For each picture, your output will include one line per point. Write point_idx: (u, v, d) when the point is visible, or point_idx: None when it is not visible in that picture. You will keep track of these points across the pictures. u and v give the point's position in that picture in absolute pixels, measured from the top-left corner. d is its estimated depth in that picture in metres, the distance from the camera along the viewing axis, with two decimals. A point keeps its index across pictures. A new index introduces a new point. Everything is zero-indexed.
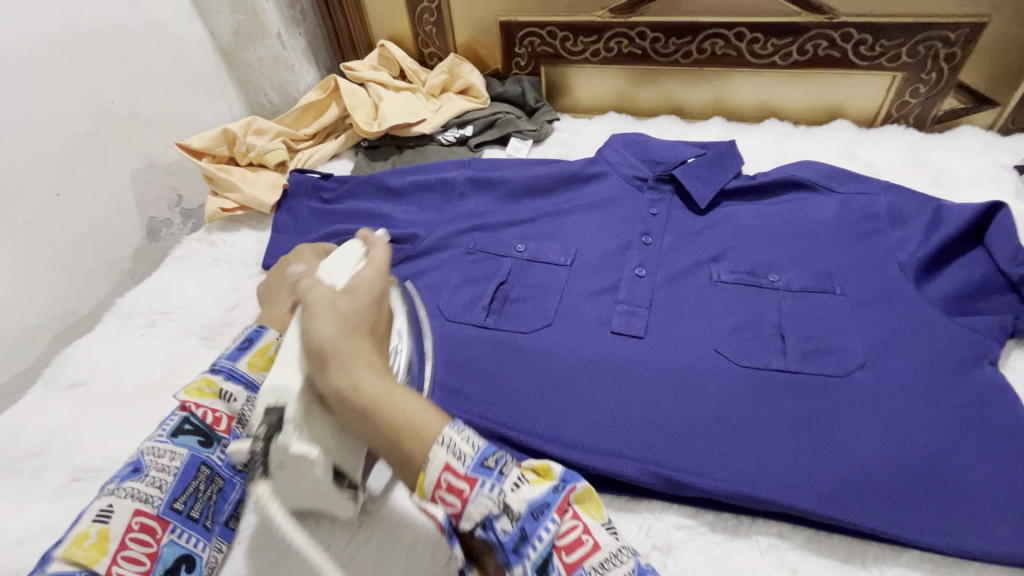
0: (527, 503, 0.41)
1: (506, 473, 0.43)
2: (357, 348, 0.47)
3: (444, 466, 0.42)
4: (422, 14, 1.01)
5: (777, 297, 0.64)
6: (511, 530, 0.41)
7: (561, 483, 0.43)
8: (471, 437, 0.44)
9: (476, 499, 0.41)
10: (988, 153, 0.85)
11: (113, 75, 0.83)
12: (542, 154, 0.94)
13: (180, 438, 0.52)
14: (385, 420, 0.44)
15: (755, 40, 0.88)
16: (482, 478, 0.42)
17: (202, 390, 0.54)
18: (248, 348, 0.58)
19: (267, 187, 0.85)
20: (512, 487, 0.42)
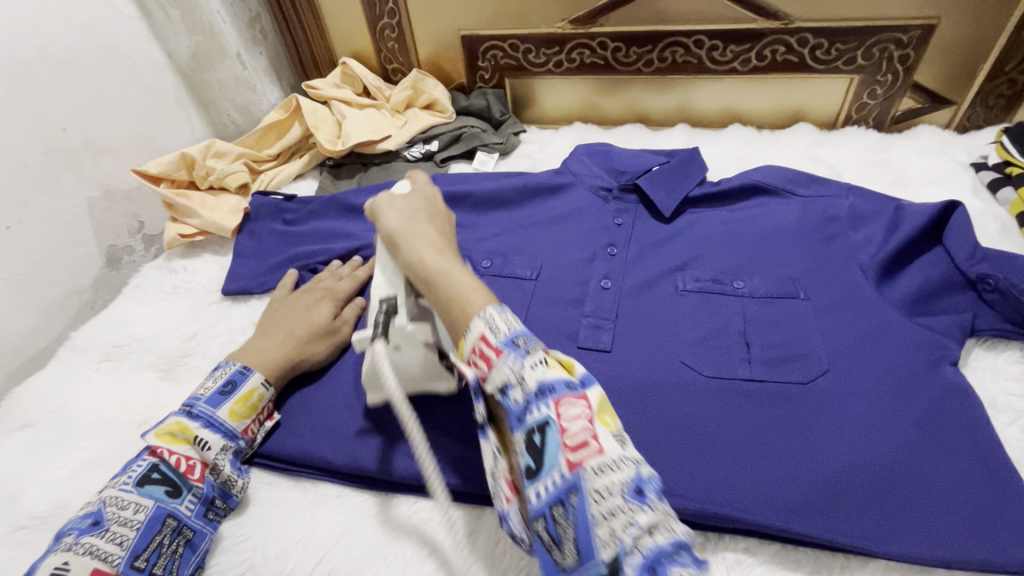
0: (539, 380, 0.40)
1: (532, 352, 0.42)
2: (423, 230, 0.52)
3: (480, 336, 0.43)
4: (384, 30, 1.00)
5: (741, 304, 0.64)
6: (521, 401, 0.40)
7: (577, 384, 0.42)
8: (510, 318, 0.44)
9: (499, 367, 0.41)
10: (946, 152, 0.86)
11: (64, 102, 0.81)
12: (508, 167, 0.93)
13: (147, 487, 0.49)
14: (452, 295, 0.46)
15: (714, 47, 0.89)
16: (507, 351, 0.42)
17: (175, 435, 0.53)
18: (231, 393, 0.56)
19: (228, 211, 0.83)
20: (532, 366, 0.41)
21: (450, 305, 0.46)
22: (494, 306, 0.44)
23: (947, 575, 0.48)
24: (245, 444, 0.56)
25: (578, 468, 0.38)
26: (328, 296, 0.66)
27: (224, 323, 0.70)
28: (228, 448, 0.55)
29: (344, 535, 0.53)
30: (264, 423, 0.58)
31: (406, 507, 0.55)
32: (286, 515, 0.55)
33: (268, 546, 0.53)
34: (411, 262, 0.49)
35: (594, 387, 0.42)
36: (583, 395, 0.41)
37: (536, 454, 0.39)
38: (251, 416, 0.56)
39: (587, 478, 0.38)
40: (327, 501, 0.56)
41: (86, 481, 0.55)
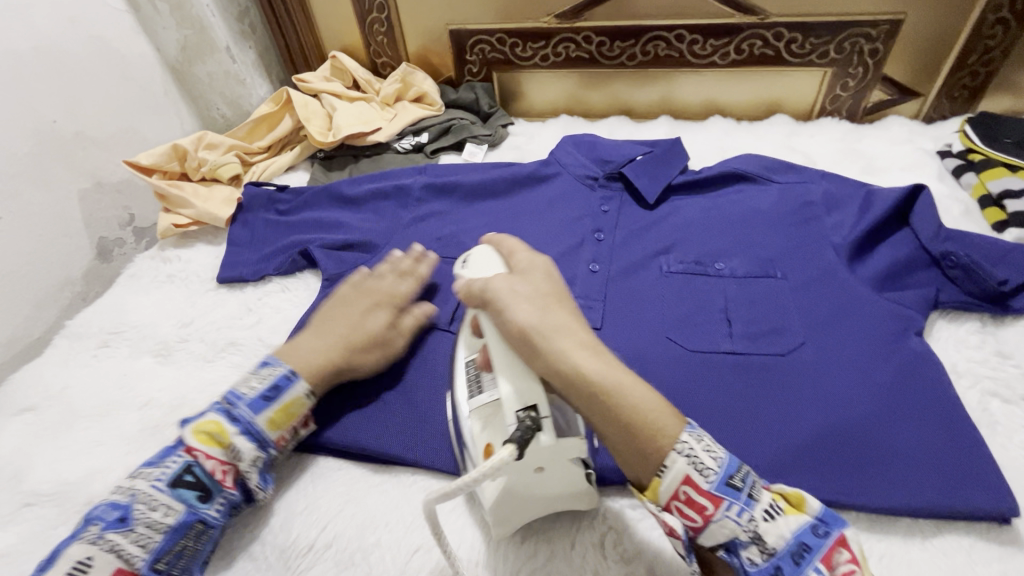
0: (784, 540, 0.41)
1: (755, 497, 0.43)
2: (561, 326, 0.47)
3: (684, 478, 0.42)
4: (373, 24, 1.02)
5: (722, 283, 0.67)
6: (763, 562, 0.41)
7: (822, 525, 0.42)
8: (710, 448, 0.43)
9: (720, 520, 0.42)
10: (914, 141, 0.90)
11: (54, 94, 0.82)
12: (497, 158, 0.95)
13: (179, 490, 0.48)
14: (624, 410, 0.44)
15: (695, 41, 0.92)
16: (727, 500, 0.42)
17: (212, 437, 0.50)
18: (274, 399, 0.53)
19: (221, 201, 0.84)
20: (761, 516, 0.42)
21: (629, 418, 0.44)
22: (690, 426, 0.44)
23: (914, 525, 0.51)
24: (275, 452, 0.54)
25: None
26: (386, 303, 0.63)
27: (220, 310, 0.72)
28: (258, 459, 0.52)
29: (346, 505, 0.54)
30: (298, 431, 0.55)
31: (405, 478, 0.56)
32: (288, 489, 0.56)
33: (272, 517, 0.54)
34: (556, 368, 0.45)
35: (847, 527, 0.42)
36: (839, 537, 0.42)
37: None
38: (287, 426, 0.54)
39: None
40: (327, 475, 0.57)
41: (88, 462, 0.56)
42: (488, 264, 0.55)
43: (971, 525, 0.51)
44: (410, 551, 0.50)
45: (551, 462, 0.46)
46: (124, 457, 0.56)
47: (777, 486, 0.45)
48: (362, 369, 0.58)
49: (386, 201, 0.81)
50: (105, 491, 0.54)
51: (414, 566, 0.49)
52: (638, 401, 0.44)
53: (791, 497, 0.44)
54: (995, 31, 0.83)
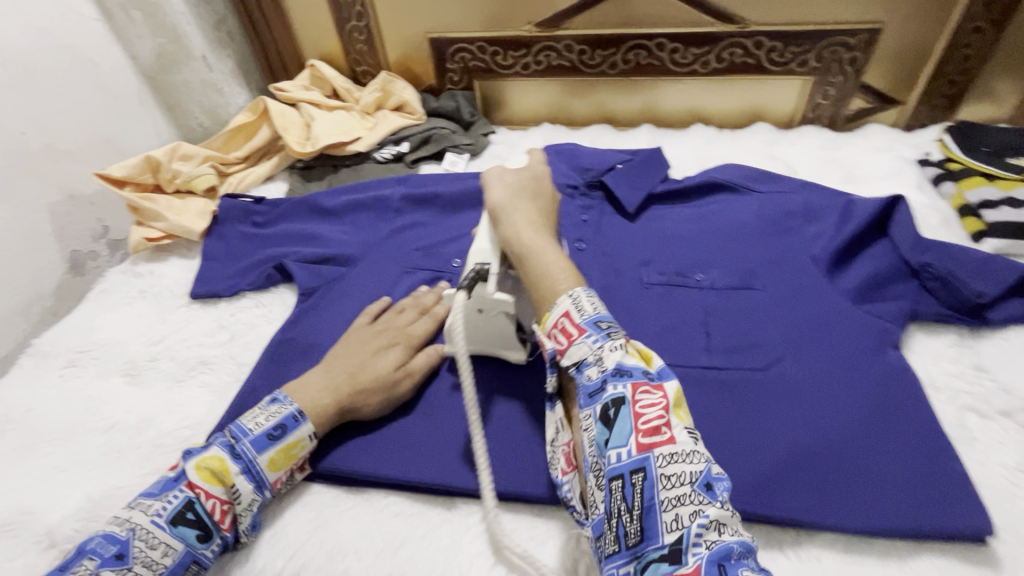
0: (618, 363, 0.45)
1: (613, 336, 0.47)
2: (522, 208, 0.59)
3: (564, 312, 0.49)
4: (352, 33, 1.01)
5: (702, 296, 0.67)
6: (596, 377, 0.45)
7: (654, 375, 0.45)
8: (596, 302, 0.50)
9: (580, 344, 0.47)
10: (894, 149, 0.90)
11: (22, 105, 0.80)
12: (478, 167, 0.94)
13: (180, 528, 0.47)
14: (537, 265, 0.54)
15: (675, 50, 0.92)
16: (591, 331, 0.47)
17: (214, 474, 0.49)
18: (278, 439, 0.52)
19: (196, 214, 0.82)
20: (609, 345, 0.46)
21: (533, 276, 0.54)
22: (584, 285, 0.51)
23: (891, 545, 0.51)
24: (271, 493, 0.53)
25: (646, 452, 0.41)
26: (402, 342, 0.61)
27: (193, 326, 0.70)
28: (256, 501, 0.51)
29: (315, 532, 0.53)
30: (296, 473, 0.54)
31: (377, 502, 0.55)
32: None
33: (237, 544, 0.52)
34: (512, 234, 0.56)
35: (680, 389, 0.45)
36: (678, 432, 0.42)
37: (607, 422, 0.43)
38: (287, 468, 0.53)
39: (655, 460, 0.41)
40: (296, 500, 0.55)
41: (50, 488, 0.54)
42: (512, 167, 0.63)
43: (947, 544, 0.50)
44: None
45: (488, 306, 0.56)
46: (89, 482, 0.54)
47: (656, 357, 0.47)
48: (351, 402, 0.56)
49: (364, 213, 0.80)
50: (66, 519, 0.52)
51: None
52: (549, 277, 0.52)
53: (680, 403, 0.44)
54: (972, 40, 0.84)
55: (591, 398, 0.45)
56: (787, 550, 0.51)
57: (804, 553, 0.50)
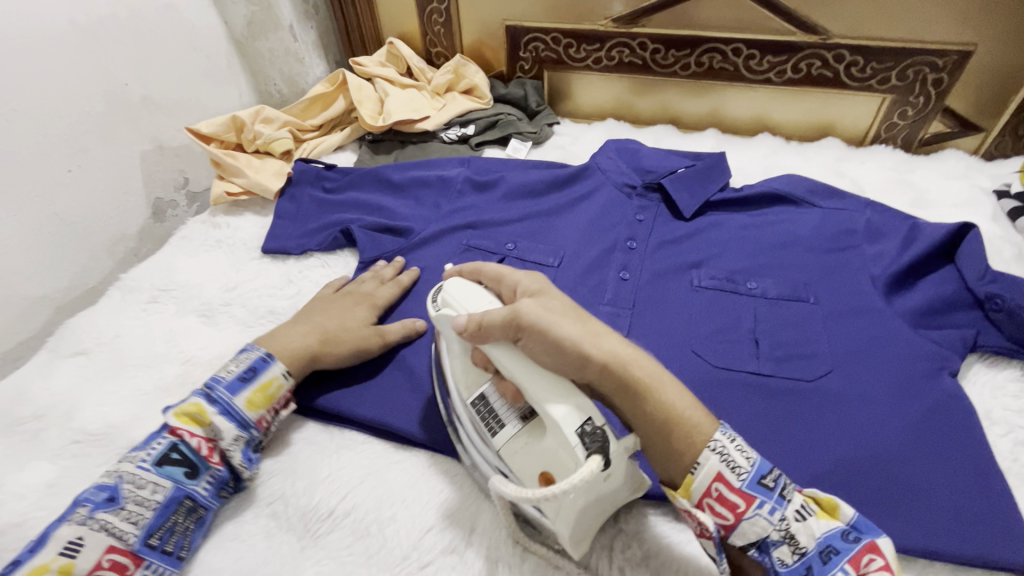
0: (819, 541, 0.41)
1: (789, 498, 0.42)
2: (571, 316, 0.48)
3: (716, 476, 0.43)
4: (431, 14, 1.04)
5: (753, 303, 0.67)
6: (793, 561, 0.41)
7: (852, 529, 0.41)
8: (744, 447, 0.43)
9: (754, 518, 0.42)
10: (970, 177, 0.87)
11: (128, 58, 0.86)
12: (540, 156, 0.96)
13: (166, 468, 0.50)
14: (663, 405, 0.44)
15: (751, 56, 0.91)
16: (760, 498, 0.42)
17: (193, 417, 0.53)
18: (250, 381, 0.55)
19: (272, 174, 0.87)
20: (787, 517, 0.42)
21: (659, 411, 0.44)
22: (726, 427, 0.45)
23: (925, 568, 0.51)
24: (258, 434, 0.56)
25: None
26: (367, 302, 0.67)
27: (263, 278, 0.75)
28: (241, 438, 0.54)
29: (367, 478, 0.56)
30: (279, 412, 0.58)
31: (424, 458, 0.58)
32: (312, 455, 0.59)
33: (295, 479, 0.56)
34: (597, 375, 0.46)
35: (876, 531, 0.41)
36: (864, 545, 0.40)
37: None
38: (268, 407, 0.56)
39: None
40: (351, 447, 0.59)
41: (133, 407, 0.60)
42: (466, 293, 0.52)
43: None
44: (424, 529, 0.52)
45: (610, 468, 0.44)
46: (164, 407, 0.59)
47: (813, 490, 0.44)
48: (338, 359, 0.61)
49: (427, 188, 0.83)
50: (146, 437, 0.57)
51: (425, 544, 0.51)
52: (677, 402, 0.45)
53: (826, 504, 0.42)
54: None
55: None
56: None
57: None
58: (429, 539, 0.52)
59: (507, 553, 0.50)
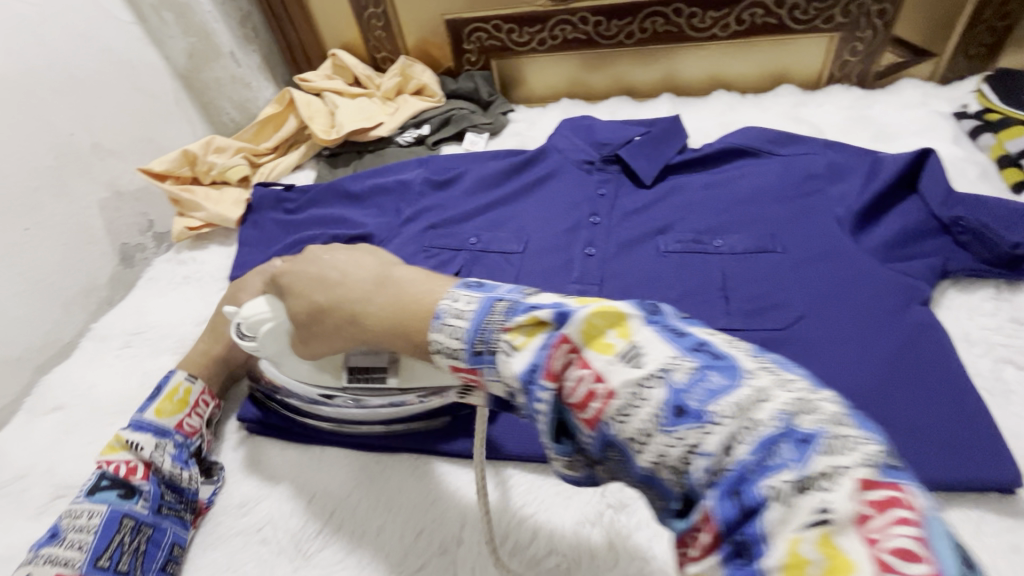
0: (519, 371, 0.33)
1: (495, 346, 0.35)
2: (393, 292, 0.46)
3: (452, 367, 0.38)
4: (370, 20, 1.03)
5: (720, 261, 0.67)
6: (526, 404, 0.34)
7: (553, 331, 0.33)
8: (466, 316, 0.37)
9: (489, 382, 0.37)
10: (929, 103, 0.86)
11: (71, 108, 0.86)
12: (498, 145, 0.95)
13: (99, 495, 0.52)
14: (376, 321, 0.42)
15: (693, 15, 0.90)
16: (481, 366, 0.36)
17: (114, 446, 0.56)
18: (156, 396, 0.59)
19: (232, 203, 0.87)
20: (506, 364, 0.35)
21: (372, 284, 0.44)
22: (452, 289, 0.40)
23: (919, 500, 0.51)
24: (184, 438, 0.59)
25: (602, 423, 0.31)
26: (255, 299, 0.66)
27: None
28: (165, 444, 0.57)
29: (354, 490, 0.57)
30: (200, 416, 0.61)
31: (408, 462, 0.58)
32: (296, 474, 0.59)
33: (284, 503, 0.57)
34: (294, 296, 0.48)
35: (575, 319, 0.33)
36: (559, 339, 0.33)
37: (565, 430, 0.34)
38: (183, 411, 0.59)
39: (612, 429, 0.31)
40: (334, 464, 0.59)
41: None
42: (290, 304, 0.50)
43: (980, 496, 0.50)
44: (415, 533, 0.53)
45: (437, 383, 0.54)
46: None
47: (519, 317, 0.35)
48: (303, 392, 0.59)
49: (389, 195, 0.84)
50: None
51: (418, 547, 0.52)
52: (400, 277, 0.43)
53: (598, 332, 0.33)
54: None
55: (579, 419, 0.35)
56: None
57: None
58: (420, 544, 0.52)
59: (495, 550, 0.51)
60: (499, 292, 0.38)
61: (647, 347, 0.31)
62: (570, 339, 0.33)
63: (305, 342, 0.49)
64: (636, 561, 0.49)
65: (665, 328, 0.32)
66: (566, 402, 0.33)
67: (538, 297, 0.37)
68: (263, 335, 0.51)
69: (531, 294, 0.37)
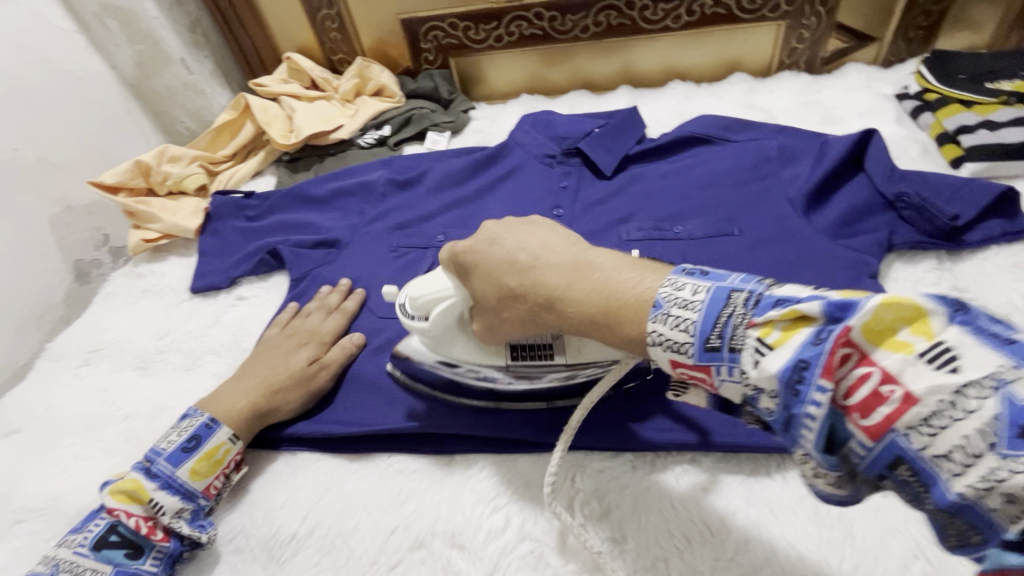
0: (778, 372, 0.30)
1: (741, 345, 0.32)
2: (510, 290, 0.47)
3: (672, 363, 0.35)
4: (324, 22, 1.01)
5: (681, 247, 0.69)
6: (777, 409, 0.31)
7: (828, 325, 0.29)
8: (688, 306, 0.34)
9: (722, 385, 0.34)
10: (873, 86, 0.90)
11: (12, 122, 0.82)
12: (460, 143, 0.95)
13: (105, 551, 0.49)
14: (575, 307, 0.40)
15: (645, 7, 0.92)
16: (716, 364, 0.33)
17: (132, 495, 0.52)
18: (194, 450, 0.54)
19: (189, 212, 0.85)
20: (754, 364, 0.31)
21: (567, 271, 0.41)
22: (670, 276, 0.37)
23: None
24: (206, 502, 0.54)
25: (884, 433, 0.27)
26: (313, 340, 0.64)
27: (195, 318, 0.73)
28: (186, 509, 0.53)
29: (325, 494, 0.56)
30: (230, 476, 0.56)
31: (381, 462, 0.58)
32: (267, 484, 0.58)
33: (254, 512, 0.56)
34: (487, 275, 0.46)
35: (861, 310, 0.29)
36: (840, 332, 0.28)
37: (835, 441, 0.30)
38: (215, 473, 0.55)
39: (907, 440, 0.27)
40: (306, 469, 0.58)
41: (79, 476, 0.58)
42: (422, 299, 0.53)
43: None
44: (388, 531, 0.52)
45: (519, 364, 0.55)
46: (111, 468, 0.58)
47: (762, 312, 0.32)
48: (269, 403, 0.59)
49: (352, 198, 0.83)
50: (95, 502, 0.56)
51: (391, 545, 0.51)
52: (599, 264, 0.40)
53: (885, 329, 0.28)
54: None
55: (788, 432, 0.31)
56: (773, 472, 0.51)
57: (789, 474, 0.51)
58: (393, 540, 0.51)
59: (470, 539, 0.50)
60: (730, 281, 0.35)
61: (960, 348, 0.26)
62: (850, 335, 0.29)
63: (487, 324, 0.50)
64: (609, 539, 0.49)
65: (980, 330, 0.27)
66: (840, 405, 0.29)
67: (784, 289, 0.33)
68: (437, 314, 0.51)
69: (773, 286, 0.33)
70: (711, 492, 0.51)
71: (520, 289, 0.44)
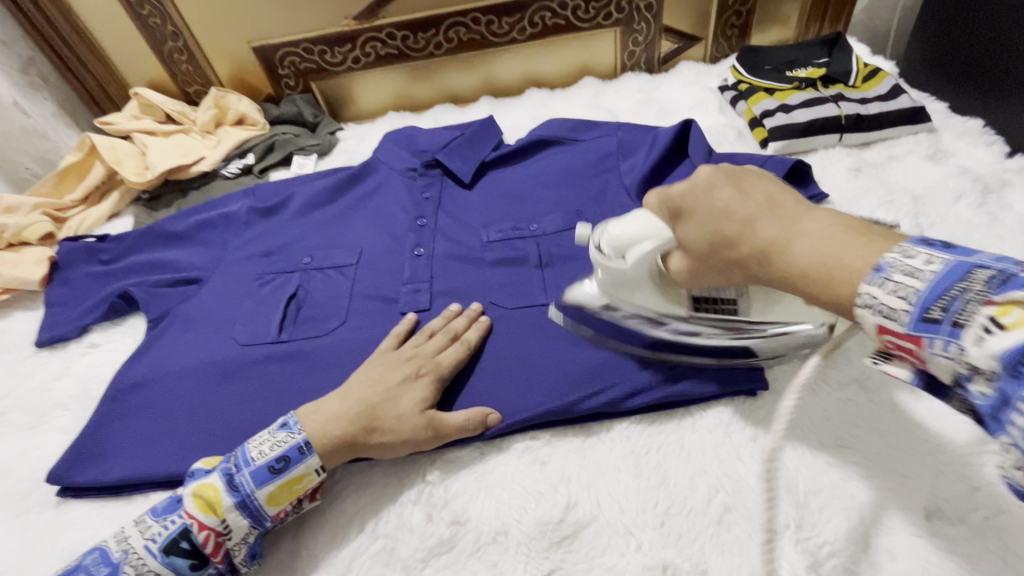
0: (1001, 355, 0.27)
1: (965, 321, 0.29)
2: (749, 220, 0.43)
3: (877, 328, 0.33)
4: (172, 54, 0.99)
5: (536, 241, 0.73)
6: (991, 395, 0.28)
7: None
8: (920, 269, 0.31)
9: (934, 360, 0.31)
10: (701, 81, 1.00)
11: None
12: (327, 165, 0.96)
13: (171, 557, 0.48)
14: (791, 264, 0.38)
15: (491, 22, 0.97)
16: (929, 337, 0.30)
17: (208, 505, 0.50)
18: (280, 472, 0.51)
19: (33, 263, 0.81)
20: (973, 343, 0.28)
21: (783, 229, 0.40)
22: (903, 242, 0.33)
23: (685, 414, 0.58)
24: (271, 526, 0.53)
25: None
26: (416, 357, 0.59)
27: (41, 372, 0.73)
28: (251, 533, 0.51)
29: None
30: (303, 504, 0.54)
31: None
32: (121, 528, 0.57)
33: None
34: (700, 224, 0.46)
35: None
36: None
37: None
38: (290, 500, 0.52)
39: None
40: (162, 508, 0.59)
41: None
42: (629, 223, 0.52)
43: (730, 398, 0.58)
44: None
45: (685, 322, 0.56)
46: None
47: (1007, 291, 0.27)
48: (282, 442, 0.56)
49: (212, 230, 0.82)
50: None
51: None
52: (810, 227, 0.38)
53: None
54: None
55: (1001, 419, 0.28)
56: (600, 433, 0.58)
57: (613, 434, 0.57)
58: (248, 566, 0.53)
59: (321, 552, 0.53)
60: (979, 257, 0.30)
61: None
62: None
63: (690, 266, 0.49)
64: (452, 524, 0.52)
65: None
66: None
67: None
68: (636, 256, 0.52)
69: None
70: (548, 464, 0.56)
71: (738, 239, 0.43)
